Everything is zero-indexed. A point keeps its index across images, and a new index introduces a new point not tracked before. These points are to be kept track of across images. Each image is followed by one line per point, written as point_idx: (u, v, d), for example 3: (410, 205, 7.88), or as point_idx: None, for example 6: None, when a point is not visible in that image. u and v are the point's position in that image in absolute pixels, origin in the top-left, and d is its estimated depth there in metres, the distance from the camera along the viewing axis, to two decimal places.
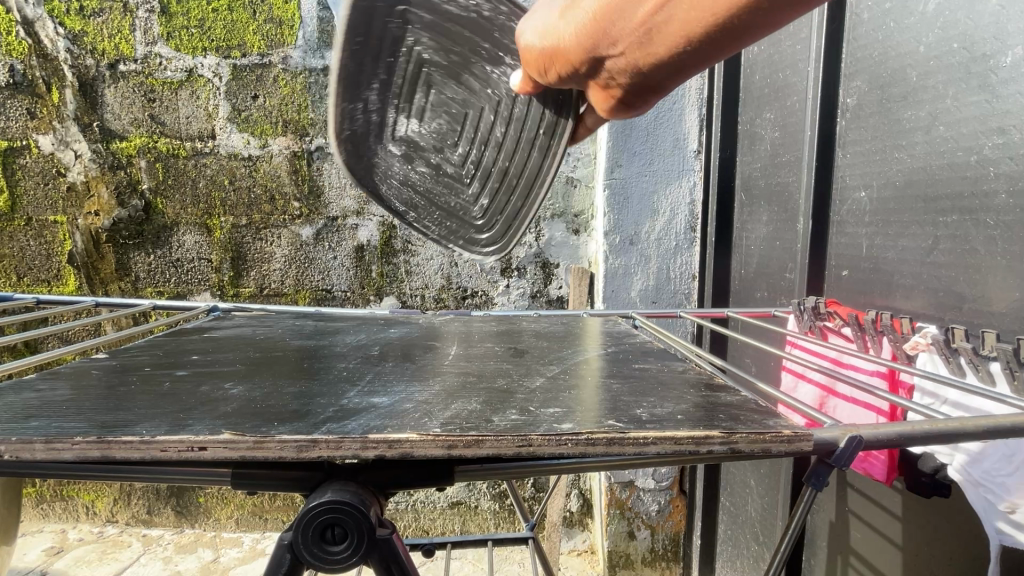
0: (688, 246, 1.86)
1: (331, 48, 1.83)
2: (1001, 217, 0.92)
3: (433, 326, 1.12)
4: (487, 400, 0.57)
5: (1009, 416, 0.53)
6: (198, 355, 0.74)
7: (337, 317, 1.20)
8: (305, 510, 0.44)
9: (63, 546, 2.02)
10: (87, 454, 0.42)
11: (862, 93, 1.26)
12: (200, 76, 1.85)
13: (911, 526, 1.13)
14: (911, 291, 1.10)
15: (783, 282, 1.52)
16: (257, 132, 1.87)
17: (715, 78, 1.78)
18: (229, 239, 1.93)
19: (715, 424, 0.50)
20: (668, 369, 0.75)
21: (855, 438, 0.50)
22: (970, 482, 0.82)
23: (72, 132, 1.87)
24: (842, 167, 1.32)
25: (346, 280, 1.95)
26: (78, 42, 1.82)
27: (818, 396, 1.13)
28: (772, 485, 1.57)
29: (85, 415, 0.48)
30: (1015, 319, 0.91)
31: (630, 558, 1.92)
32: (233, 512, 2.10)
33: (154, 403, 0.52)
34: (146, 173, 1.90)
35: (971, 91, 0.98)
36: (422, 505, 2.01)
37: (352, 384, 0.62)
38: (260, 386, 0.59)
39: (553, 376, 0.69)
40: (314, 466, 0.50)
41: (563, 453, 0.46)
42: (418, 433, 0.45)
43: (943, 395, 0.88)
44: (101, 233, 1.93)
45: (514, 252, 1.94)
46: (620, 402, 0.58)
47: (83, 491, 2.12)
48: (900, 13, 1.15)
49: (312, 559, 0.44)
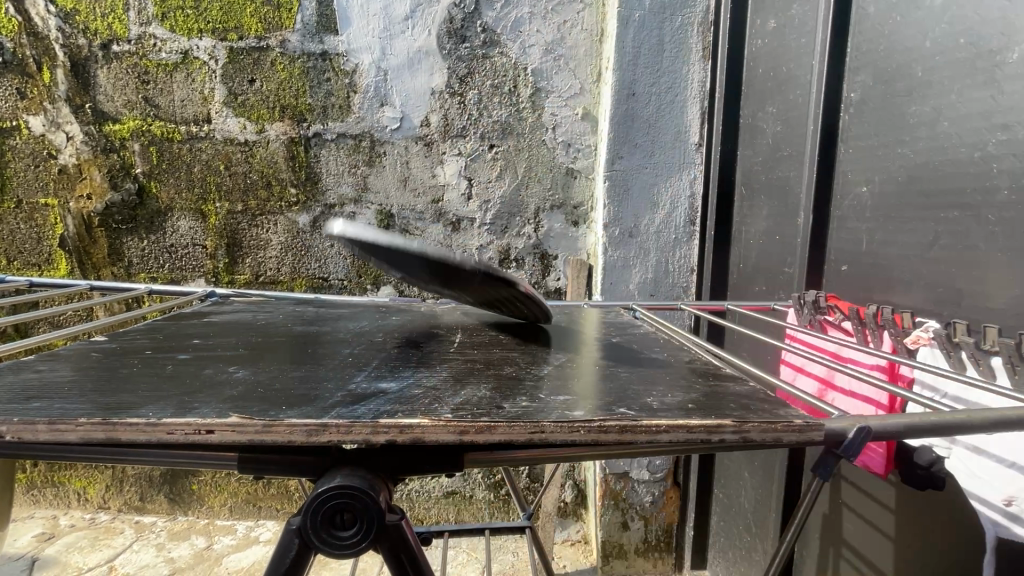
0: (687, 240, 1.86)
1: (330, 32, 1.80)
2: (1003, 214, 0.92)
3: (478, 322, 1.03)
4: (495, 386, 0.56)
5: (1012, 409, 0.53)
6: (200, 340, 0.73)
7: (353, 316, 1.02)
8: (314, 495, 0.43)
9: (54, 533, 2.02)
10: (91, 436, 0.41)
11: (866, 88, 1.26)
12: (196, 58, 1.81)
13: (902, 518, 1.15)
14: (911, 287, 1.10)
15: (783, 276, 1.52)
16: (252, 117, 1.84)
17: (718, 69, 1.77)
18: (225, 226, 1.90)
19: (726, 413, 0.50)
20: (673, 359, 0.75)
21: (864, 429, 0.50)
22: (967, 475, 0.83)
23: (64, 113, 1.84)
24: (844, 162, 1.32)
25: (343, 268, 1.93)
26: (70, 21, 1.79)
27: (816, 388, 1.14)
28: (766, 477, 1.58)
29: (88, 396, 0.47)
30: (1014, 315, 0.91)
31: (624, 548, 1.93)
32: (227, 500, 2.09)
33: (158, 386, 0.51)
34: (139, 157, 1.86)
35: (976, 87, 0.97)
36: (417, 495, 2.02)
37: (357, 368, 0.61)
38: (265, 371, 0.58)
39: (561, 364, 0.69)
40: (324, 450, 0.49)
41: (575, 441, 0.46)
42: (429, 418, 0.45)
43: (943, 389, 0.87)
44: (92, 218, 1.90)
45: (513, 243, 1.93)
46: (630, 391, 0.58)
47: (74, 477, 2.11)
48: (906, 8, 1.14)
49: (321, 544, 0.44)
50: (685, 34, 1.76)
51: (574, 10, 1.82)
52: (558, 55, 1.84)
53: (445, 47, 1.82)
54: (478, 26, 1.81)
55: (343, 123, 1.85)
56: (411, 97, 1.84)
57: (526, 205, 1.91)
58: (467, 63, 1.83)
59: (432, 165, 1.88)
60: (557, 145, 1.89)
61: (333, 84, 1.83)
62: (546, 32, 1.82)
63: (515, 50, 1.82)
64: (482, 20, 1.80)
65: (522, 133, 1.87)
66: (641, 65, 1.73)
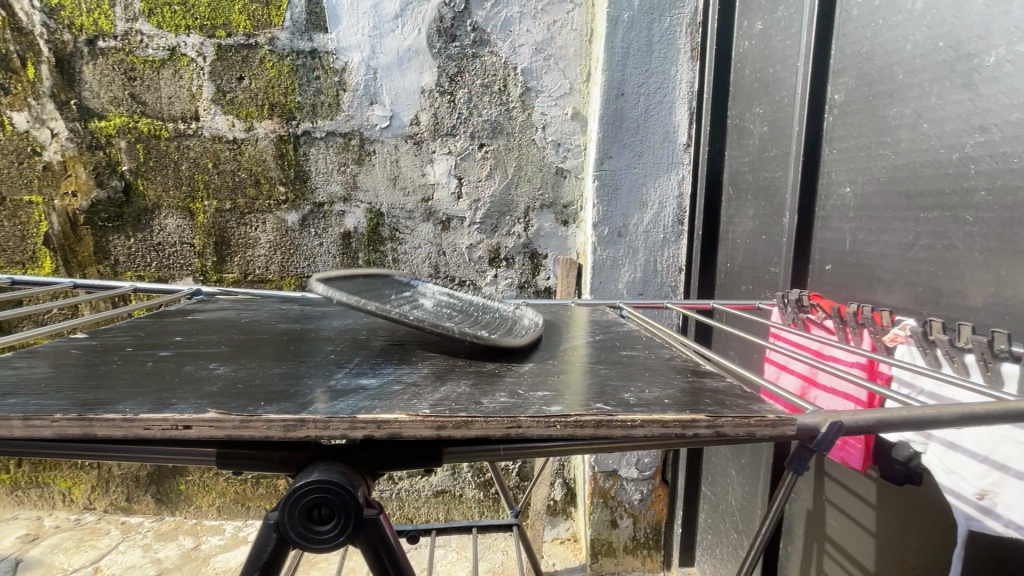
0: (676, 239, 1.87)
1: (320, 30, 1.79)
2: (980, 214, 0.94)
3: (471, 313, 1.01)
4: (476, 383, 0.57)
5: (981, 404, 0.54)
6: (183, 337, 0.73)
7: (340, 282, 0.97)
8: (292, 490, 0.44)
9: (39, 534, 2.00)
10: (67, 432, 0.41)
11: (849, 89, 1.27)
12: (183, 55, 1.80)
13: (883, 513, 1.17)
14: (892, 286, 1.12)
15: (769, 275, 1.54)
16: (241, 115, 1.83)
17: (706, 70, 1.78)
18: (213, 224, 1.89)
19: (702, 409, 0.50)
20: (655, 357, 0.76)
21: (836, 424, 0.51)
22: (943, 469, 0.85)
23: (49, 109, 1.82)
24: (828, 163, 1.34)
25: (332, 267, 1.92)
26: (55, 16, 1.77)
27: (799, 386, 1.16)
28: (752, 474, 1.60)
29: (65, 392, 0.47)
30: (990, 313, 0.93)
31: (612, 546, 1.94)
32: (215, 500, 2.07)
33: (137, 383, 0.51)
34: (126, 154, 1.85)
35: (955, 90, 0.99)
36: (406, 494, 2.02)
37: (339, 365, 0.61)
38: (246, 368, 0.58)
39: (543, 362, 0.70)
40: (303, 446, 0.49)
41: (552, 436, 0.46)
42: (407, 413, 0.45)
43: (919, 386, 0.89)
44: (78, 215, 1.88)
45: (503, 242, 1.93)
46: (609, 387, 0.58)
47: (59, 478, 2.09)
48: (888, 11, 1.16)
49: (298, 538, 0.44)
50: (674, 35, 1.77)
51: (564, 11, 1.83)
52: (548, 55, 1.85)
53: (435, 46, 1.82)
54: (468, 25, 1.81)
55: (332, 121, 1.84)
56: (401, 95, 1.84)
57: (516, 205, 1.91)
58: (457, 62, 1.83)
59: (422, 165, 1.88)
60: (547, 144, 1.89)
61: (323, 82, 1.82)
62: (536, 31, 1.83)
63: (505, 49, 1.83)
64: (472, 19, 1.81)
65: (512, 133, 1.87)
66: (629, 65, 1.74)
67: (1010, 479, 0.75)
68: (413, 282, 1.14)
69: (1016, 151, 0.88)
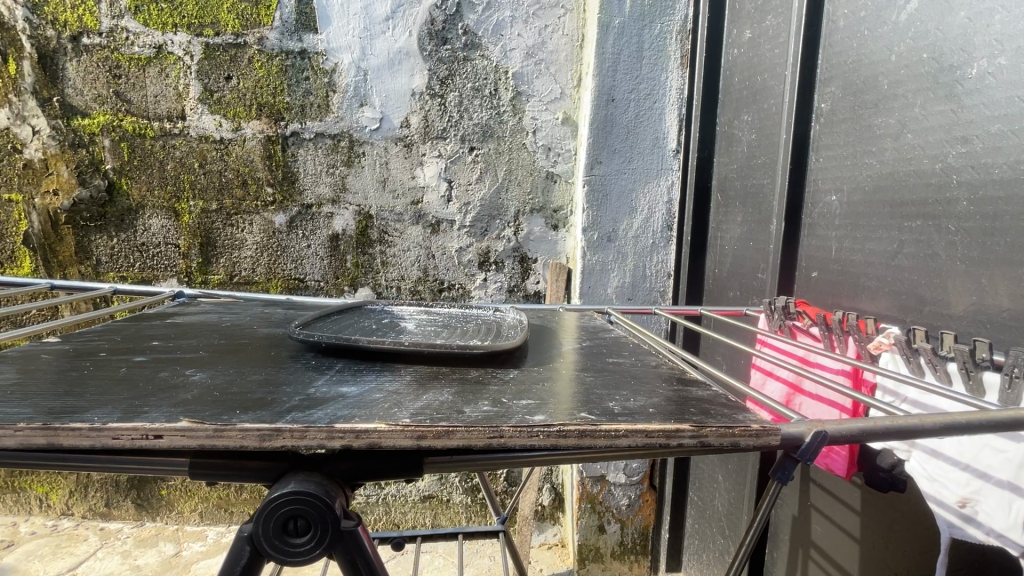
0: (664, 245, 1.87)
1: (310, 30, 1.78)
2: (962, 224, 0.95)
3: (456, 325, 1.00)
4: (459, 391, 0.56)
5: (963, 413, 0.54)
6: (160, 341, 0.71)
7: (322, 321, 0.91)
8: (267, 502, 0.42)
9: (14, 541, 1.94)
10: (31, 442, 0.40)
11: (836, 99, 1.28)
12: (170, 53, 1.77)
13: (868, 519, 1.18)
14: (877, 293, 1.13)
15: (756, 282, 1.55)
16: (229, 115, 1.81)
17: (695, 77, 1.79)
18: (199, 224, 1.86)
19: (686, 418, 0.50)
20: (641, 364, 0.76)
21: (820, 434, 0.51)
22: (926, 477, 0.85)
23: (30, 106, 1.78)
24: (815, 170, 1.35)
25: (320, 269, 1.90)
26: (38, 12, 1.74)
27: (785, 393, 1.17)
28: (739, 479, 1.60)
29: (32, 400, 0.46)
30: (972, 321, 0.94)
31: (600, 551, 1.93)
32: (197, 505, 2.04)
33: (108, 390, 0.49)
34: (110, 153, 1.82)
35: (938, 101, 1.00)
36: (393, 498, 2.00)
37: (320, 372, 0.60)
38: (223, 374, 0.57)
39: (528, 368, 0.69)
40: (280, 457, 0.48)
41: (536, 445, 0.46)
42: (387, 423, 0.44)
43: (903, 394, 0.90)
44: (59, 215, 1.84)
45: (493, 245, 1.93)
46: (594, 395, 0.58)
47: (35, 483, 2.04)
48: (873, 22, 1.18)
49: (274, 551, 0.43)
50: (664, 41, 1.78)
51: (556, 16, 1.84)
52: (539, 59, 1.85)
53: (426, 48, 1.81)
54: (460, 28, 1.81)
55: (322, 122, 1.82)
56: (391, 98, 1.83)
57: (506, 208, 1.91)
58: (448, 65, 1.82)
59: (412, 167, 1.87)
60: (538, 148, 1.89)
61: (312, 83, 1.81)
62: (528, 36, 1.83)
63: (496, 52, 1.83)
64: (464, 22, 1.80)
65: (503, 136, 1.87)
66: (620, 71, 1.75)
67: (991, 488, 0.76)
68: (383, 305, 1.08)
69: (997, 162, 0.90)
